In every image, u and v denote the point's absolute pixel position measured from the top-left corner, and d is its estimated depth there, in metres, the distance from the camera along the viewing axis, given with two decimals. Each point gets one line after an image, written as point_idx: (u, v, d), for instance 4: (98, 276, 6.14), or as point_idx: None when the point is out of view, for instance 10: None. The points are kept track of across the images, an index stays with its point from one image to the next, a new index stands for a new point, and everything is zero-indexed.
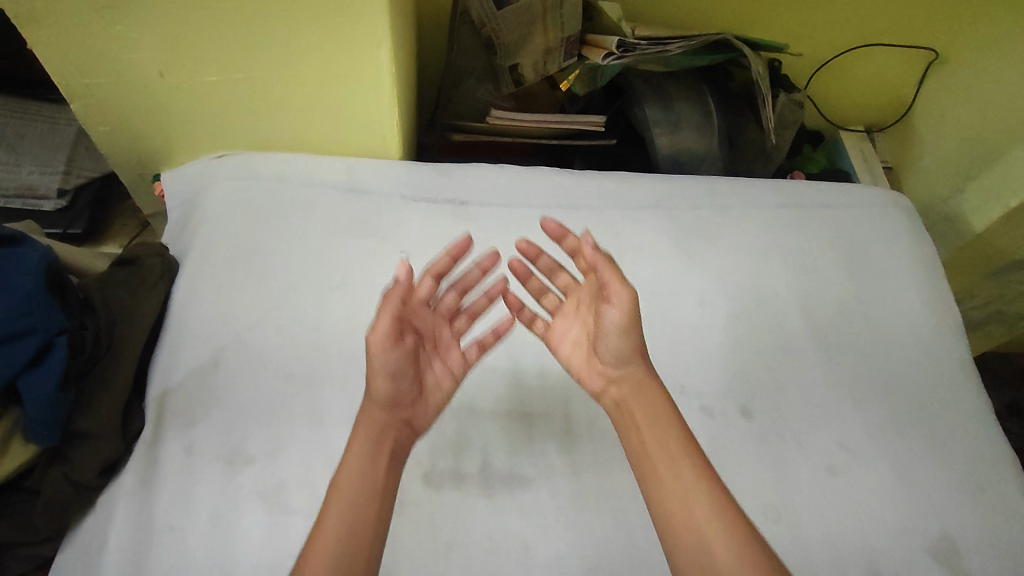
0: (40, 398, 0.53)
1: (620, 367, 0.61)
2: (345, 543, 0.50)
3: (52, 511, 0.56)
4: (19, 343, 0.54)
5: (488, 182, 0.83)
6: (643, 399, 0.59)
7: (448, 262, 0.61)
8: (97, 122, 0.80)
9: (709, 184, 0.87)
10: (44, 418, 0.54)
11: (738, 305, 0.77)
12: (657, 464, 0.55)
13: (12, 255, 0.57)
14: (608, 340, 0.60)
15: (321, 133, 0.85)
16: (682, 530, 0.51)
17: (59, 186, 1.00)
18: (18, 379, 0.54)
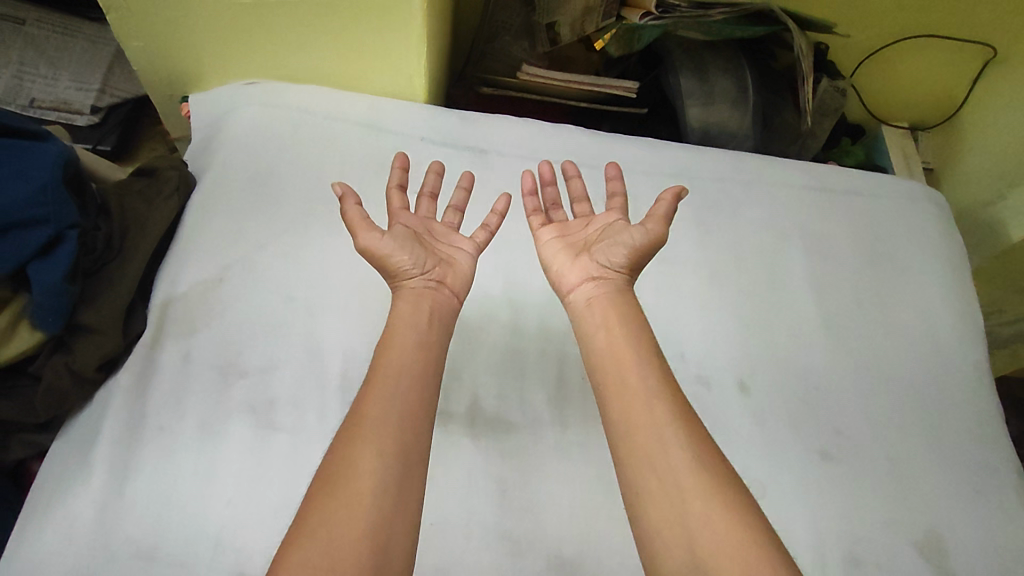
0: (45, 285, 0.55)
1: (610, 271, 0.59)
2: (402, 411, 0.48)
3: (51, 399, 0.57)
4: (31, 230, 0.55)
5: (509, 133, 0.83)
6: (623, 300, 0.58)
7: (406, 177, 0.63)
8: (130, 37, 0.81)
9: (736, 159, 0.85)
10: (51, 306, 0.55)
11: (749, 282, 0.75)
12: (618, 367, 0.52)
13: (35, 150, 0.59)
14: (615, 243, 0.60)
15: (348, 69, 0.85)
16: (630, 427, 0.49)
17: (92, 103, 1.02)
18: (27, 266, 0.55)
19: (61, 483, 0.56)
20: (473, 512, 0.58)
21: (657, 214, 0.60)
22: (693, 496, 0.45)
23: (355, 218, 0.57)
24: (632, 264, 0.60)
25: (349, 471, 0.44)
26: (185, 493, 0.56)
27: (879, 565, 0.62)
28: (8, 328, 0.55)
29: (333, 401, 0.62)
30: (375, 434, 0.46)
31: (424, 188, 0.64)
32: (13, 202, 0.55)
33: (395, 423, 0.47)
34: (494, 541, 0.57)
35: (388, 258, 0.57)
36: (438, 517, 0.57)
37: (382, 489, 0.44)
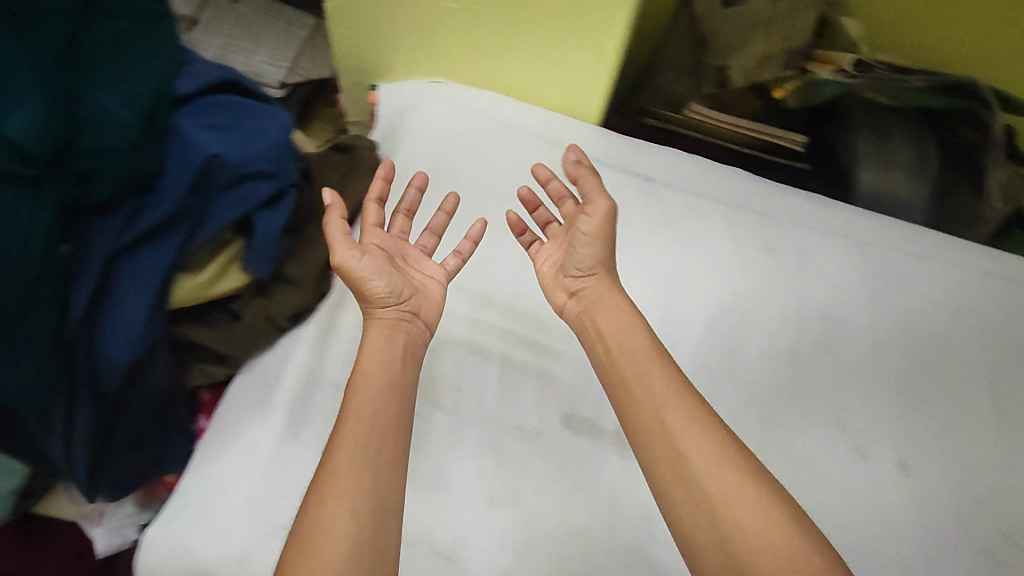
0: (268, 232, 0.61)
1: (585, 277, 0.63)
2: (374, 469, 0.49)
3: (247, 336, 0.64)
4: (261, 182, 0.61)
5: (677, 167, 0.83)
6: (607, 305, 0.60)
7: (389, 189, 0.63)
8: (342, 24, 0.88)
9: (913, 230, 0.81)
10: (266, 253, 0.61)
11: (915, 360, 0.72)
12: (633, 375, 0.55)
13: (267, 111, 0.65)
14: (576, 248, 0.62)
15: (530, 82, 0.87)
16: (651, 439, 0.52)
17: (281, 79, 1.13)
18: (253, 213, 0.61)
19: (242, 415, 0.62)
20: (616, 529, 0.58)
21: (592, 191, 0.62)
22: (721, 488, 0.48)
23: (334, 227, 0.57)
24: (596, 264, 0.62)
25: (339, 495, 0.47)
26: None
27: None
28: (223, 267, 0.62)
29: (490, 391, 0.64)
30: (356, 460, 0.49)
31: (402, 203, 0.65)
32: (253, 155, 0.60)
33: (372, 444, 0.50)
34: (635, 567, 0.57)
35: (362, 278, 0.57)
36: (583, 527, 0.58)
37: (372, 500, 0.48)
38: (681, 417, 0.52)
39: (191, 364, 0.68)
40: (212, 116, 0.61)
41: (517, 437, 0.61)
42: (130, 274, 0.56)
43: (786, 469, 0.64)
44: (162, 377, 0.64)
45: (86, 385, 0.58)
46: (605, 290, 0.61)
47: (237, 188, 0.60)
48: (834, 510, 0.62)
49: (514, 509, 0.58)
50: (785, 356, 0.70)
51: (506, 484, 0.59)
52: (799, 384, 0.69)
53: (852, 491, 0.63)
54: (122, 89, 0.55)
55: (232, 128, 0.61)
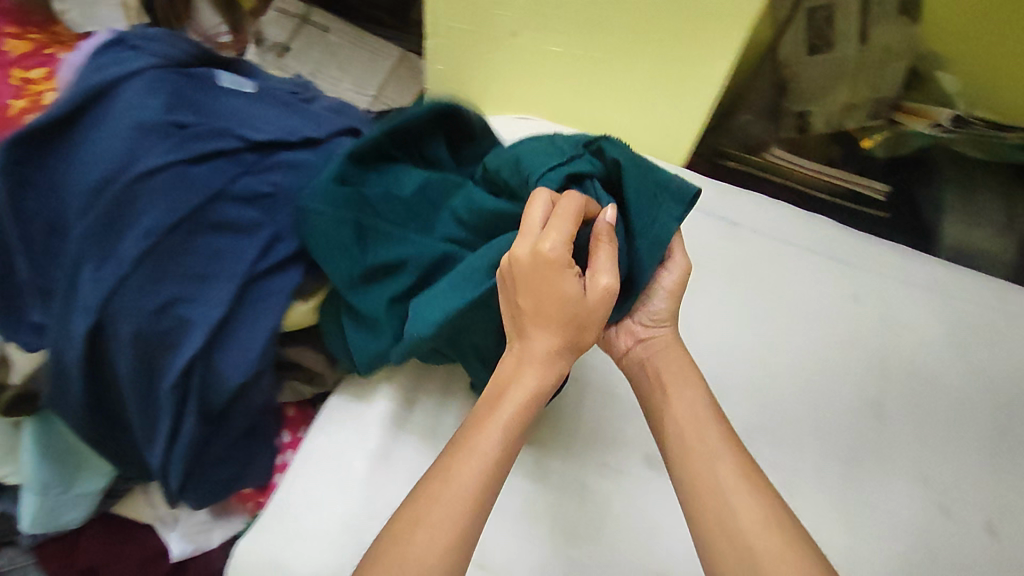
0: None
1: (654, 328, 0.64)
2: (478, 485, 0.49)
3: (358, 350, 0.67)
4: None
5: (761, 211, 0.85)
6: (670, 358, 0.63)
7: (540, 216, 0.54)
8: (437, 61, 0.91)
9: (997, 288, 0.82)
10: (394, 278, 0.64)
11: (1001, 416, 0.74)
12: (689, 424, 0.58)
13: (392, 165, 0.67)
14: (649, 302, 0.64)
15: (615, 122, 0.90)
16: (705, 493, 0.54)
17: (366, 107, 1.19)
18: None
19: (328, 446, 0.64)
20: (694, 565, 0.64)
21: (666, 287, 0.63)
22: (771, 555, 0.50)
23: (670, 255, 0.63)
24: (666, 319, 0.64)
25: (439, 497, 0.49)
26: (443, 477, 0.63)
27: None
28: (324, 299, 0.65)
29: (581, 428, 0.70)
30: (462, 454, 0.50)
31: (559, 212, 0.53)
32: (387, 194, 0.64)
33: (489, 452, 0.50)
34: None
35: (568, 294, 0.52)
36: (662, 567, 0.63)
37: (462, 518, 0.48)
38: (744, 485, 0.53)
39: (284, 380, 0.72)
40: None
41: (604, 476, 0.67)
42: (263, 290, 0.61)
43: (863, 522, 0.67)
44: (258, 398, 0.67)
45: (195, 392, 0.61)
46: (654, 332, 0.64)
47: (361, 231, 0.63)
48: (906, 555, 0.66)
49: (595, 543, 0.64)
50: (867, 409, 0.73)
51: (586, 521, 0.65)
52: (880, 435, 0.72)
53: (926, 543, 0.67)
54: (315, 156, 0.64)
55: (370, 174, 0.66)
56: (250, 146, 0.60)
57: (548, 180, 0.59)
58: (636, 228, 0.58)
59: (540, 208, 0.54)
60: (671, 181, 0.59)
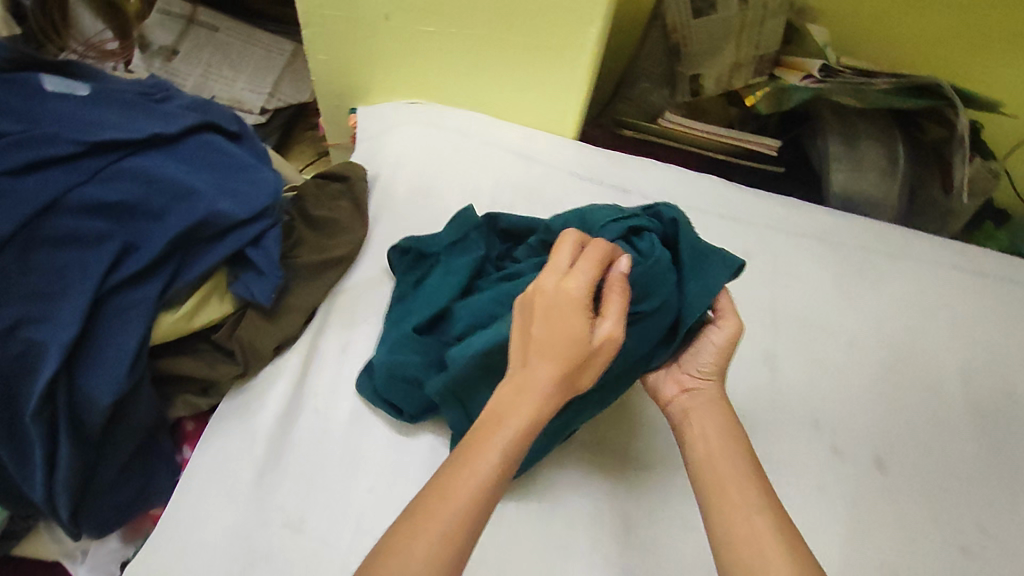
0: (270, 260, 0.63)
1: (701, 382, 0.56)
2: (466, 510, 0.41)
3: (247, 348, 0.63)
4: (253, 224, 0.62)
5: (652, 176, 0.85)
6: (713, 412, 0.54)
7: (564, 258, 0.50)
8: (318, 51, 0.88)
9: (882, 231, 0.84)
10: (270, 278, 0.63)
11: (889, 356, 0.74)
12: (727, 479, 0.48)
13: (257, 169, 0.66)
14: (698, 353, 0.57)
15: (502, 98, 0.89)
16: (729, 550, 0.44)
17: (262, 105, 1.15)
18: (244, 250, 0.62)
19: (219, 456, 0.60)
20: (596, 540, 0.60)
21: (716, 347, 0.56)
22: None
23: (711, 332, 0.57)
24: (716, 375, 0.56)
25: (428, 523, 0.40)
26: (333, 476, 0.59)
27: None
28: (199, 302, 0.61)
29: None
30: (452, 479, 0.42)
31: (587, 258, 0.50)
32: (250, 198, 0.62)
33: (483, 474, 0.43)
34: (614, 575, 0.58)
35: (577, 337, 0.46)
36: (563, 542, 0.59)
37: (441, 551, 0.40)
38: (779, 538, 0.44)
39: (173, 395, 0.65)
40: (208, 159, 0.64)
41: None
42: (118, 305, 0.56)
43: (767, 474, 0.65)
44: (143, 416, 0.61)
45: (65, 418, 0.55)
46: (702, 382, 0.56)
47: (224, 237, 0.61)
48: (810, 503, 0.64)
49: (492, 527, 0.59)
50: (762, 359, 0.72)
51: None
52: (773, 384, 0.70)
53: (826, 489, 0.65)
54: (169, 159, 0.61)
55: (233, 177, 0.64)
56: (86, 149, 0.56)
57: (609, 231, 0.58)
58: (684, 276, 0.56)
59: (569, 252, 0.51)
60: (714, 251, 0.57)
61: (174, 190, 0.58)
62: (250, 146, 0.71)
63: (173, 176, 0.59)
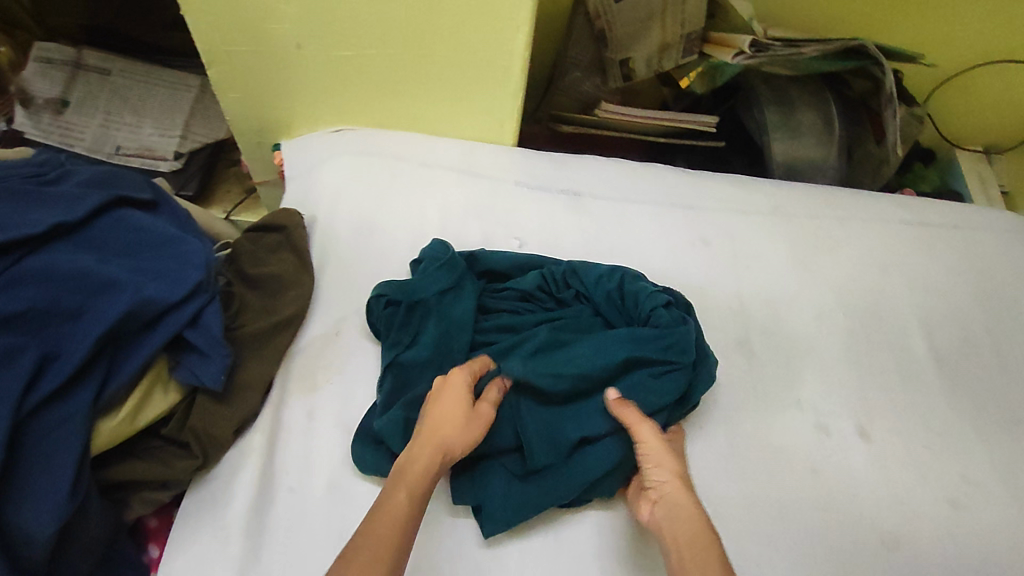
0: (214, 340, 0.58)
1: (660, 482, 0.55)
2: (390, 538, 0.46)
3: (205, 439, 0.59)
4: (188, 304, 0.57)
5: (600, 174, 0.83)
6: (682, 518, 0.52)
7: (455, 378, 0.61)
8: (228, 89, 0.82)
9: (830, 195, 0.85)
10: (218, 360, 0.58)
11: (854, 322, 0.75)
12: None
13: (181, 241, 0.60)
14: (647, 458, 0.57)
15: (434, 114, 0.85)
16: None
17: (175, 149, 1.06)
18: (182, 333, 0.57)
19: (193, 559, 0.56)
20: (606, 568, 0.58)
21: (654, 451, 0.57)
22: None
23: (637, 421, 0.58)
24: (671, 471, 0.56)
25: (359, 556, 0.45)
26: (323, 557, 0.56)
27: None
28: (142, 398, 0.56)
29: None
30: (374, 518, 0.47)
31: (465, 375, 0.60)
32: (177, 277, 0.57)
33: (396, 520, 0.47)
34: None
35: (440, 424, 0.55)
36: None
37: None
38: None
39: (129, 498, 0.59)
40: (123, 242, 0.58)
41: None
42: (47, 424, 0.49)
43: (760, 463, 0.65)
44: (97, 531, 0.54)
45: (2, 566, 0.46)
46: (664, 486, 0.55)
47: (158, 324, 0.56)
48: (806, 487, 0.64)
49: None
50: (736, 346, 0.72)
51: (486, 552, 0.58)
52: (752, 371, 0.70)
53: (820, 468, 0.65)
54: (79, 254, 0.55)
55: (155, 257, 0.58)
56: None
57: (642, 298, 0.66)
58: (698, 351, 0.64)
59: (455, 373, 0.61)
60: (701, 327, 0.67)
61: (91, 283, 0.53)
62: (169, 215, 0.65)
63: (87, 270, 0.53)
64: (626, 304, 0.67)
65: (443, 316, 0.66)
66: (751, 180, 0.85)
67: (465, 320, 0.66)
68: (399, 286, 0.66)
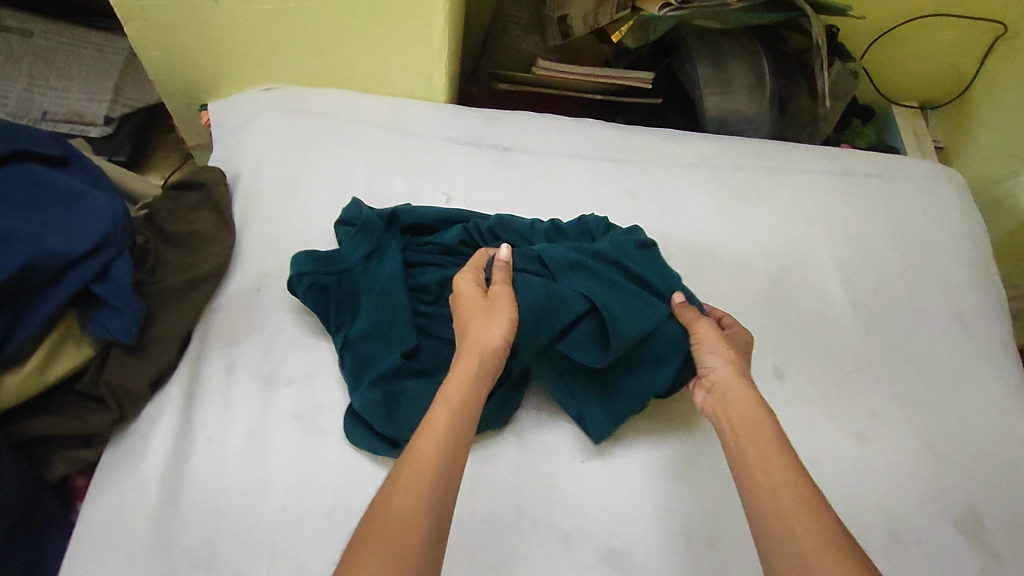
0: (123, 293, 0.58)
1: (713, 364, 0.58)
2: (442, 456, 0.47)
3: (121, 394, 0.59)
4: (93, 258, 0.57)
5: (530, 129, 0.83)
6: (734, 395, 0.55)
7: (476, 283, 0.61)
8: (149, 47, 0.79)
9: (757, 148, 0.86)
10: (129, 314, 0.58)
11: (777, 269, 0.77)
12: (750, 446, 0.50)
13: (86, 194, 0.59)
14: (704, 344, 0.60)
15: (362, 71, 0.84)
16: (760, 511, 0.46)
17: (105, 113, 1.03)
18: (90, 287, 0.57)
19: (110, 509, 0.57)
20: (521, 505, 0.60)
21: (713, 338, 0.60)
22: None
23: (696, 319, 0.61)
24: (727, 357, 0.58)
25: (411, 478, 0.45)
26: (240, 503, 0.57)
27: (920, 541, 0.63)
28: (50, 353, 0.56)
29: None
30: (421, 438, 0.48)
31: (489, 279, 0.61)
32: (81, 230, 0.57)
33: (439, 432, 0.48)
34: (543, 535, 0.59)
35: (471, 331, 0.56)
36: (489, 515, 0.59)
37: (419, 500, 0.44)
38: (799, 491, 0.45)
39: (49, 453, 0.59)
40: (23, 194, 0.57)
41: None
42: None
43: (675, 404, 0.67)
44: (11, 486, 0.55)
45: None
46: (716, 369, 0.58)
47: (62, 277, 0.55)
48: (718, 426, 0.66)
49: None
50: None
51: None
52: None
53: None
54: None
55: (57, 210, 0.57)
56: None
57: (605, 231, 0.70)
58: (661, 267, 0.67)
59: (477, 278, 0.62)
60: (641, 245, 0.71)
61: None
62: (79, 170, 0.64)
63: None
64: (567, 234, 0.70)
65: (371, 278, 0.65)
66: (681, 133, 0.86)
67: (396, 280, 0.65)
68: (319, 256, 0.65)
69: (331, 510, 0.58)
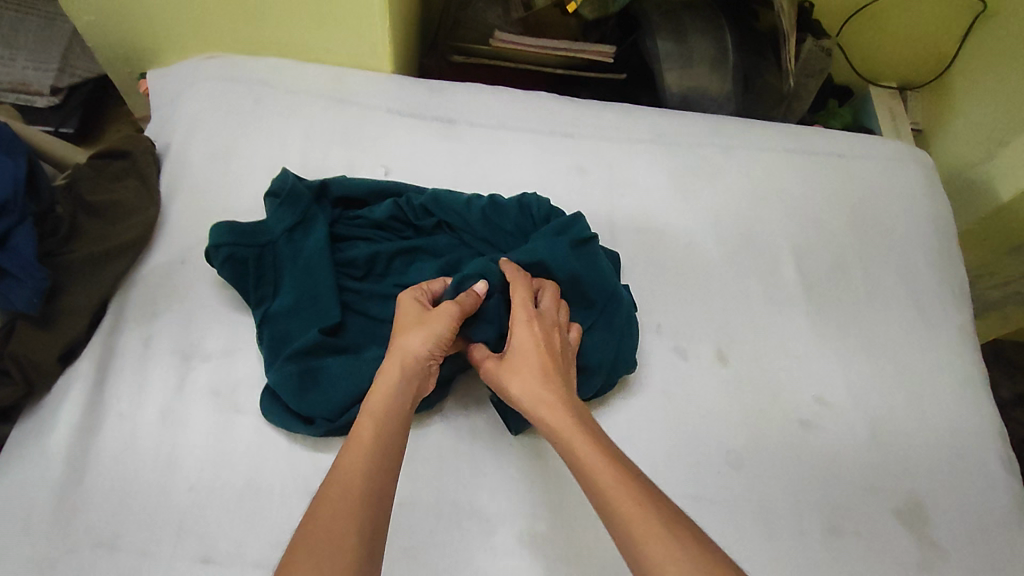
0: (25, 261, 0.55)
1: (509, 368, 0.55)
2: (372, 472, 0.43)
3: (28, 366, 0.57)
4: None
5: (478, 101, 0.80)
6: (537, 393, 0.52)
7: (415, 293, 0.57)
8: (79, 12, 0.76)
9: (716, 124, 0.83)
10: (33, 284, 0.55)
11: (727, 249, 0.74)
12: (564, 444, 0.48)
13: None
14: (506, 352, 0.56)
15: (304, 40, 0.81)
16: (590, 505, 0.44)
17: (51, 84, 0.98)
18: None
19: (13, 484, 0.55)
20: (441, 488, 0.58)
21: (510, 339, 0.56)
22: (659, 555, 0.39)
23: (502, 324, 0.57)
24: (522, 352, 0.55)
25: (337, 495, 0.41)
26: (148, 480, 0.55)
27: (857, 531, 0.61)
28: None
29: None
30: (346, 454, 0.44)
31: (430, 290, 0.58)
32: None
33: (368, 443, 0.45)
34: (462, 519, 0.57)
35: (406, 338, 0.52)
36: (408, 497, 0.57)
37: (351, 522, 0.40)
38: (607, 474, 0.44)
39: None
40: None
41: None
42: None
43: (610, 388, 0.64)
44: None
45: None
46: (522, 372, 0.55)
47: None
48: (654, 411, 0.64)
49: None
50: None
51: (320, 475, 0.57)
52: None
53: (671, 392, 0.65)
54: None
55: None
56: None
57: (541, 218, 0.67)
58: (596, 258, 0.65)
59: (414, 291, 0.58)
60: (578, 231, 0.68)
61: None
62: None
63: None
64: (504, 215, 0.67)
65: (292, 251, 0.63)
66: (637, 108, 0.82)
67: (319, 253, 0.63)
68: (237, 227, 0.61)
69: (242, 490, 0.56)
